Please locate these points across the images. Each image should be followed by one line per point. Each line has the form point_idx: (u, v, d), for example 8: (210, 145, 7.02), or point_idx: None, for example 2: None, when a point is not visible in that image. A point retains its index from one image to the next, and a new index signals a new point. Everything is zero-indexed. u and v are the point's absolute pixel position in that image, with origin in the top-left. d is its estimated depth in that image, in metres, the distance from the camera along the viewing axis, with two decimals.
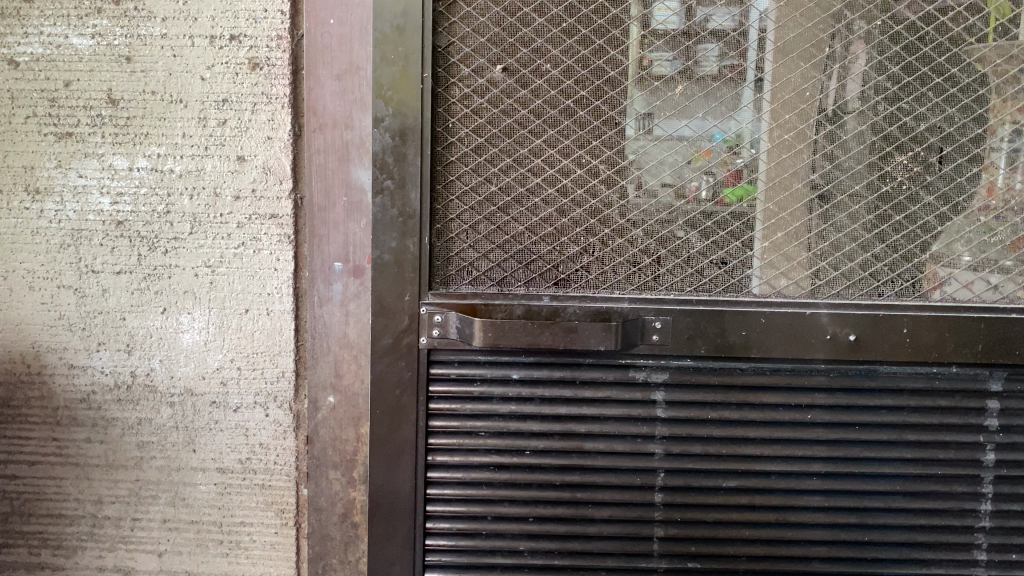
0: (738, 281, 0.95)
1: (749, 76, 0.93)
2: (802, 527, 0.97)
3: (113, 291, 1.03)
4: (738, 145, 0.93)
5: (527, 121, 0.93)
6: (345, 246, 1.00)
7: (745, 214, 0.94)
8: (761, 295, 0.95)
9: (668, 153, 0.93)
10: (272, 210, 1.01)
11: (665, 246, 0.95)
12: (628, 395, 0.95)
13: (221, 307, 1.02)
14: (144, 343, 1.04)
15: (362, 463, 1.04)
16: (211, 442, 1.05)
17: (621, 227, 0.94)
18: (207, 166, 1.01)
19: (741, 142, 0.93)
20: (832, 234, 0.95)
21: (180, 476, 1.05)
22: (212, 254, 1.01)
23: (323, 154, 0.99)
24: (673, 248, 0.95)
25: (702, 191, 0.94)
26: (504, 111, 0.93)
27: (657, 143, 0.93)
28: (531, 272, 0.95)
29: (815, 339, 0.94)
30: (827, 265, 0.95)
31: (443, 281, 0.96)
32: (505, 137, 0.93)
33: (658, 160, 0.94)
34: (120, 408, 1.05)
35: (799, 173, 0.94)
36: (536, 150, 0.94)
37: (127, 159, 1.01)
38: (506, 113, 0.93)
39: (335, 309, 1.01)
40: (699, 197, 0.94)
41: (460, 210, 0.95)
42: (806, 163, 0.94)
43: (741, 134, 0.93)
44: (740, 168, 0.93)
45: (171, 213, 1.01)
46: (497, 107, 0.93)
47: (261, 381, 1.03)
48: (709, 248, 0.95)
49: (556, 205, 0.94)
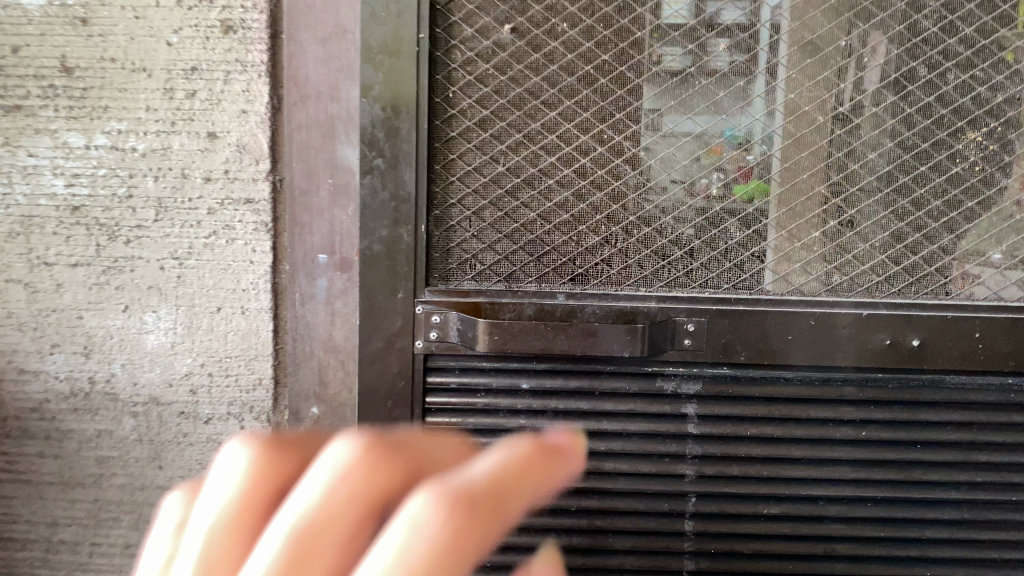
0: (784, 277, 0.81)
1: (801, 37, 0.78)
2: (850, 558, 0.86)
3: (69, 286, 0.91)
4: (747, 140, 0.79)
5: (539, 91, 0.80)
6: (331, 236, 0.88)
7: (793, 199, 0.80)
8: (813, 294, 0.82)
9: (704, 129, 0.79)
10: (247, 195, 0.88)
11: (699, 237, 0.81)
12: (655, 408, 0.83)
13: (190, 305, 0.90)
14: (104, 345, 0.91)
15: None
16: (180, 457, 0.92)
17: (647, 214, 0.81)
18: (174, 144, 0.88)
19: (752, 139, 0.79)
20: (892, 223, 0.81)
21: (146, 496, 0.93)
22: (180, 245, 0.89)
23: (305, 130, 0.87)
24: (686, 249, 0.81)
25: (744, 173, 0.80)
26: (513, 79, 0.80)
27: (658, 136, 0.80)
28: (543, 266, 0.82)
29: (878, 337, 0.81)
30: (888, 257, 0.81)
31: (442, 276, 0.83)
32: (514, 110, 0.80)
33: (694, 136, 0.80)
34: (77, 419, 0.93)
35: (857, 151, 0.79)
36: (549, 124, 0.80)
37: (82, 136, 0.89)
38: (515, 82, 0.80)
39: (319, 308, 0.89)
40: (706, 191, 0.80)
41: (462, 193, 0.82)
42: (868, 139, 0.79)
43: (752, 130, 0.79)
44: (751, 165, 0.79)
45: (133, 197, 0.89)
46: (505, 74, 0.80)
47: (236, 390, 0.91)
48: (749, 239, 0.81)
49: (572, 189, 0.81)
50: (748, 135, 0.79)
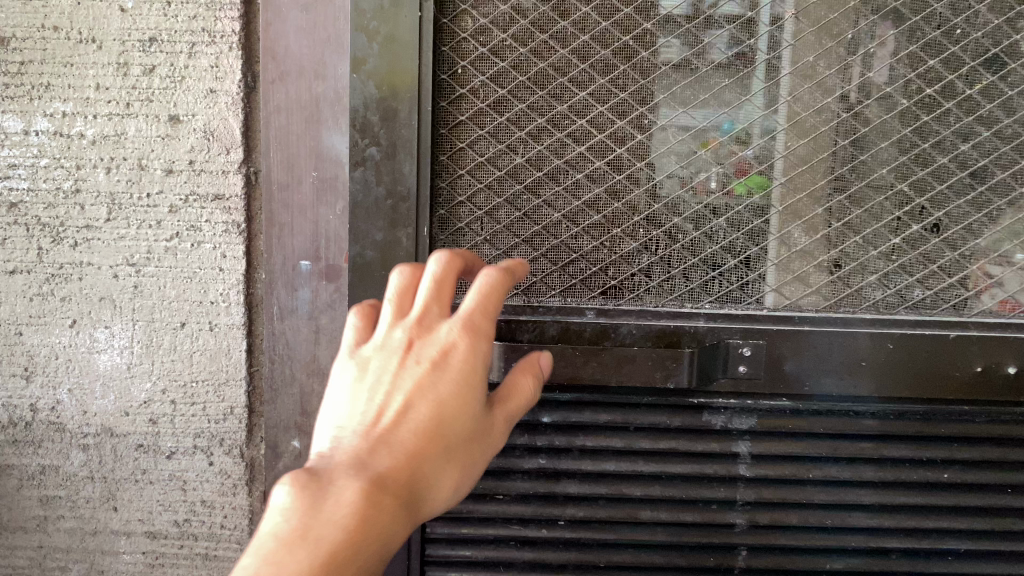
0: (856, 291, 0.68)
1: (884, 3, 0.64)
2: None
3: (5, 297, 0.77)
4: (745, 136, 0.65)
5: (568, 66, 0.66)
6: (314, 239, 0.74)
7: (869, 199, 0.66)
8: (892, 313, 0.68)
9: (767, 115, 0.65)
10: (216, 190, 0.75)
11: (755, 242, 0.67)
12: (702, 446, 0.69)
13: (148, 320, 0.76)
14: (47, 367, 0.78)
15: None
16: (137, 498, 0.79)
17: (692, 216, 0.67)
18: (130, 129, 0.74)
19: (751, 133, 0.65)
20: (988, 228, 0.66)
21: (98, 543, 0.80)
22: (137, 249, 0.75)
23: (284, 113, 0.73)
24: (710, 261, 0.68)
25: (813, 167, 0.65)
26: (535, 52, 0.66)
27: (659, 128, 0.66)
28: (570, 277, 0.69)
29: (959, 372, 0.67)
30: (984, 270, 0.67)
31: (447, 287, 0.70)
32: (536, 89, 0.66)
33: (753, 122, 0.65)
34: (17, 453, 0.79)
35: (951, 141, 0.65)
36: (578, 107, 0.66)
37: (20, 120, 0.75)
38: (538, 55, 0.66)
39: (300, 324, 0.75)
40: (703, 188, 0.66)
41: (473, 190, 0.68)
42: (964, 125, 0.65)
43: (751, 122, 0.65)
44: (751, 160, 0.65)
45: (82, 192, 0.75)
46: (526, 45, 0.66)
47: (202, 420, 0.77)
48: (816, 247, 0.67)
49: (606, 184, 0.67)
50: (746, 130, 0.65)
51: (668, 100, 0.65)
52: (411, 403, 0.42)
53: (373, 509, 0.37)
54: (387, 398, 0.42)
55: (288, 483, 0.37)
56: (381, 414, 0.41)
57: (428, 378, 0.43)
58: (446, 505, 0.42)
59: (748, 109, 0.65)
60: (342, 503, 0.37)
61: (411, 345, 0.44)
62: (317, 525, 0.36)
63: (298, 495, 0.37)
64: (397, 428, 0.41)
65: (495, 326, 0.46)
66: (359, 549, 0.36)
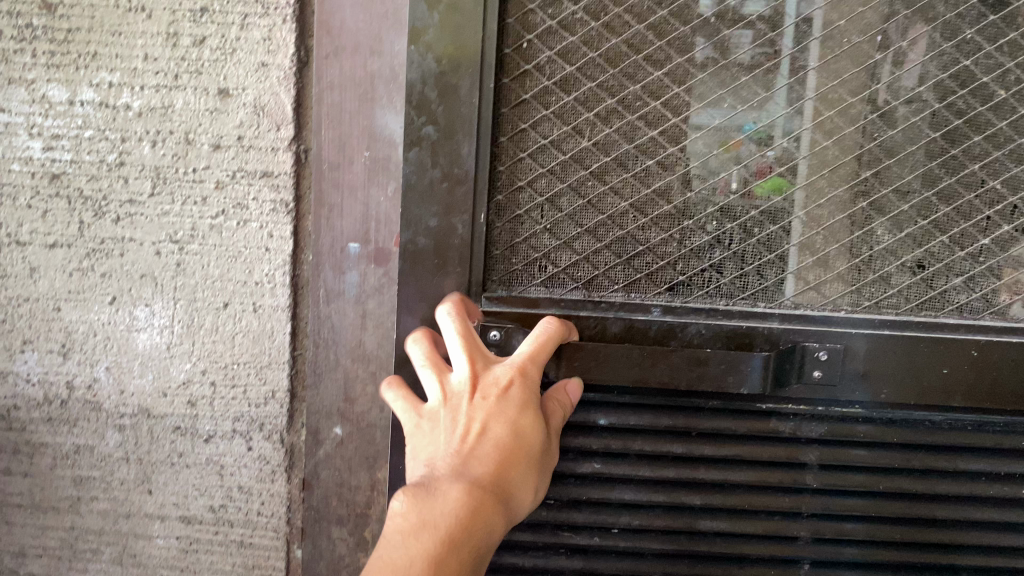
0: (939, 295, 0.61)
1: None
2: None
3: (45, 271, 0.75)
4: (767, 136, 0.60)
5: (643, 43, 0.60)
6: (365, 221, 0.72)
7: (958, 197, 0.59)
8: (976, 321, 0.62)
9: (833, 111, 0.59)
10: (265, 167, 0.72)
11: (838, 240, 0.61)
12: (768, 454, 0.64)
13: (190, 299, 0.74)
14: (85, 344, 0.76)
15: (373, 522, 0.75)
16: (172, 482, 0.76)
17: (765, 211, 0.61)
18: (177, 102, 0.72)
19: (773, 135, 0.60)
20: None
21: (131, 526, 0.78)
22: (180, 226, 0.73)
23: (338, 90, 0.70)
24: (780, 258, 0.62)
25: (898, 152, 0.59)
26: (609, 27, 0.60)
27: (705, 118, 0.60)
28: (634, 271, 0.63)
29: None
30: None
31: (503, 281, 0.65)
32: (608, 66, 0.61)
33: (837, 108, 0.59)
34: (52, 430, 0.77)
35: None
36: (655, 87, 0.61)
37: (66, 89, 0.73)
38: (612, 30, 0.61)
39: (347, 308, 0.73)
40: (724, 189, 0.61)
41: (532, 173, 0.62)
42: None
43: (774, 123, 0.60)
44: (771, 162, 0.60)
45: (126, 165, 0.73)
46: (599, 21, 0.61)
47: (242, 404, 0.75)
48: (901, 246, 0.60)
49: (679, 170, 0.61)
50: (768, 130, 0.60)
51: (731, 89, 0.60)
52: (484, 420, 0.50)
53: (472, 504, 0.47)
54: (467, 422, 0.50)
55: (404, 496, 0.47)
56: (465, 435, 0.50)
57: (498, 402, 0.51)
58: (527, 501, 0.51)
59: (770, 109, 0.60)
60: (447, 504, 0.46)
61: (477, 383, 0.52)
62: (431, 519, 0.46)
63: (412, 502, 0.47)
64: (480, 445, 0.50)
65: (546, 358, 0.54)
66: (466, 539, 0.46)
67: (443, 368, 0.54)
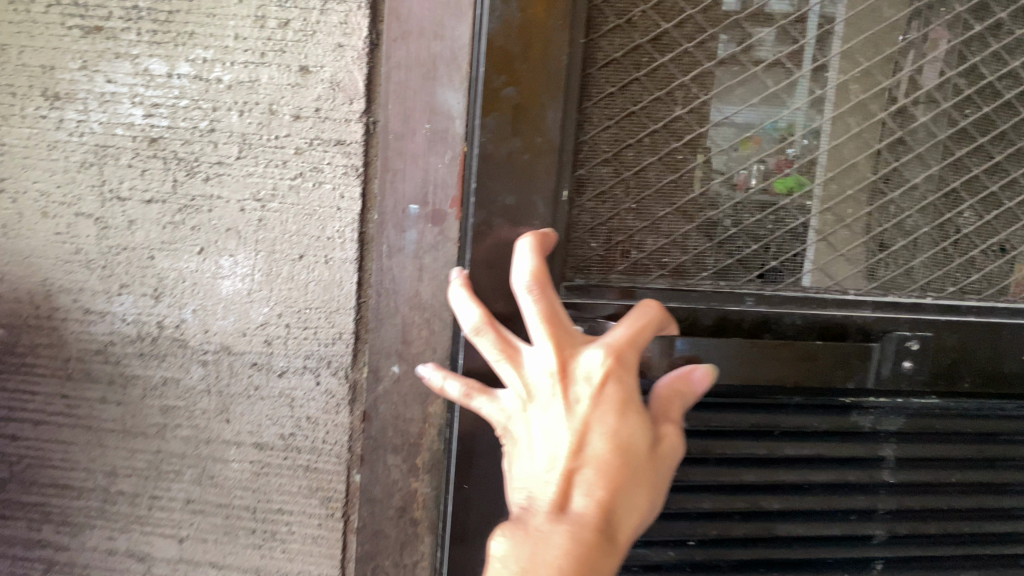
0: (895, 271, 0.84)
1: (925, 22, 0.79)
2: (950, 545, 0.91)
3: (142, 224, 0.85)
4: (788, 134, 0.80)
5: (695, 30, 0.78)
6: (424, 185, 0.82)
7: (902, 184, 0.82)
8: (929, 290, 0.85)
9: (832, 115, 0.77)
10: (338, 135, 0.82)
11: (822, 227, 0.82)
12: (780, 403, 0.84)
13: (270, 251, 0.84)
14: (175, 288, 0.86)
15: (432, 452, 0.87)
16: (249, 412, 0.87)
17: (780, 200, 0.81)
18: (263, 77, 0.82)
19: (794, 131, 0.80)
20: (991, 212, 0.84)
21: (210, 451, 0.88)
22: (263, 186, 0.83)
23: (404, 68, 0.80)
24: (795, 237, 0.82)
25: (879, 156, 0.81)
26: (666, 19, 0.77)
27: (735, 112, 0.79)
28: (687, 250, 0.82)
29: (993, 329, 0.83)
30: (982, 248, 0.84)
31: (574, 260, 0.81)
32: (661, 55, 0.78)
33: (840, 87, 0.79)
34: (143, 364, 0.88)
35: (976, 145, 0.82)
36: (695, 82, 0.78)
37: (165, 63, 0.82)
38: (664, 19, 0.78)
39: (407, 262, 0.83)
40: (743, 183, 0.80)
41: (607, 161, 0.79)
42: (991, 133, 0.82)
43: (794, 123, 0.80)
44: (792, 156, 0.80)
45: (216, 131, 0.83)
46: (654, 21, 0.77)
47: (313, 344, 0.85)
48: (869, 230, 0.82)
49: (719, 154, 0.80)
50: (790, 129, 0.80)
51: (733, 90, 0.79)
52: (586, 449, 0.57)
53: (576, 531, 0.53)
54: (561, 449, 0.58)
55: (510, 538, 0.54)
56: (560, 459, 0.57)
57: (584, 429, 0.58)
58: (629, 519, 0.57)
59: (789, 110, 0.79)
60: (554, 536, 0.53)
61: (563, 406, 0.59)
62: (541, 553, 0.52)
63: (520, 542, 0.53)
64: (573, 473, 0.56)
65: (621, 374, 0.61)
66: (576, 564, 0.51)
67: (512, 351, 0.63)
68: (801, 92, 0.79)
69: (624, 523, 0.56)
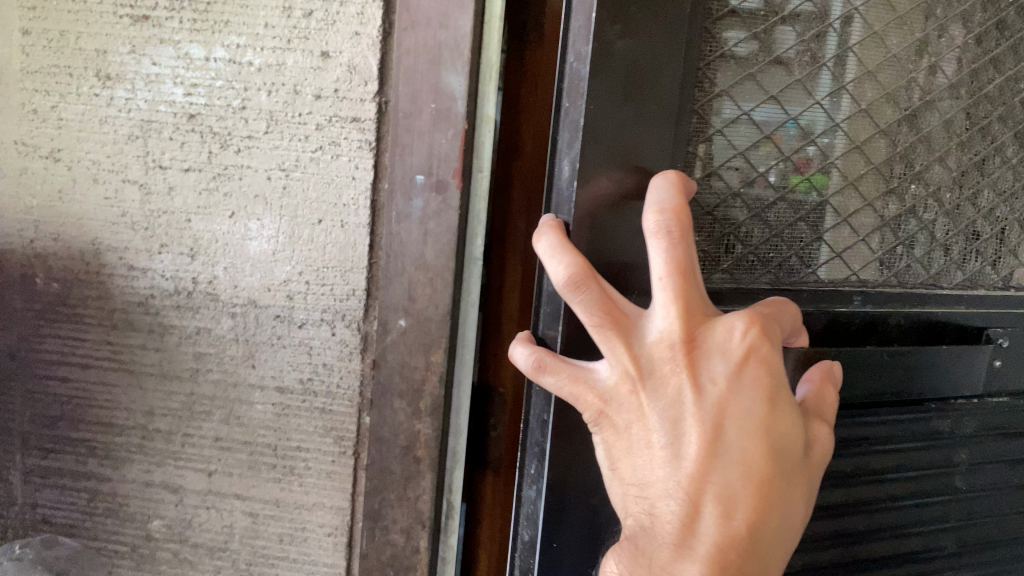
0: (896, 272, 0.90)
1: (937, 25, 0.84)
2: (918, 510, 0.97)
3: (180, 190, 0.96)
4: (807, 132, 0.82)
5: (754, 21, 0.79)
6: (429, 158, 0.92)
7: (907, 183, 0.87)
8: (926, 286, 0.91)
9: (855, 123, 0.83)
10: (354, 113, 0.93)
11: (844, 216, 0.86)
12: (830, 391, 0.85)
13: (293, 215, 0.95)
14: (209, 248, 0.97)
15: (461, 420, 1.00)
16: (272, 359, 0.98)
17: (795, 203, 0.84)
18: (289, 61, 0.92)
19: (811, 133, 0.82)
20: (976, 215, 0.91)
21: (237, 393, 0.99)
22: (288, 157, 0.94)
23: (413, 54, 0.91)
24: (813, 248, 0.86)
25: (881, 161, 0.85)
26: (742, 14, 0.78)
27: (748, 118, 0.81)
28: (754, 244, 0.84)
29: (970, 315, 0.93)
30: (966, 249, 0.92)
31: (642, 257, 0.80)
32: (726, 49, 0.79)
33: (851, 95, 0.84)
34: (179, 315, 0.99)
35: (977, 153, 0.88)
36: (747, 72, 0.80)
37: (204, 48, 0.93)
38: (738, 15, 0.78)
39: (413, 227, 0.93)
40: (763, 181, 0.83)
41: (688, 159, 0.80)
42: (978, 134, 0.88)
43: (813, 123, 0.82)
44: (812, 156, 0.83)
45: (247, 109, 0.94)
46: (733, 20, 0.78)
47: (329, 299, 0.96)
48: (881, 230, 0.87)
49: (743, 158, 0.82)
50: (807, 128, 0.82)
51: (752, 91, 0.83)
52: (723, 465, 0.61)
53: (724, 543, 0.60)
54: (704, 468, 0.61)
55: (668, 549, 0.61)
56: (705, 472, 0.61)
57: (724, 449, 0.61)
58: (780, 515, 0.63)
59: (808, 110, 0.82)
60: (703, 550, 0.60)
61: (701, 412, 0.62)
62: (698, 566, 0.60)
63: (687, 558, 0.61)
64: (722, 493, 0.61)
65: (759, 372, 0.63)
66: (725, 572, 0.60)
67: (617, 328, 0.64)
68: (823, 84, 0.81)
69: (771, 530, 0.62)
